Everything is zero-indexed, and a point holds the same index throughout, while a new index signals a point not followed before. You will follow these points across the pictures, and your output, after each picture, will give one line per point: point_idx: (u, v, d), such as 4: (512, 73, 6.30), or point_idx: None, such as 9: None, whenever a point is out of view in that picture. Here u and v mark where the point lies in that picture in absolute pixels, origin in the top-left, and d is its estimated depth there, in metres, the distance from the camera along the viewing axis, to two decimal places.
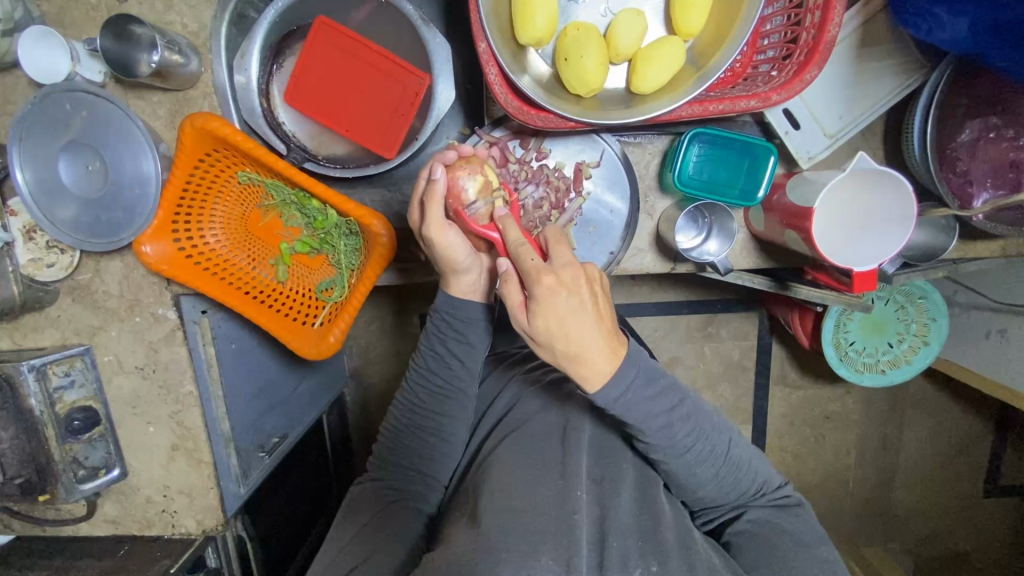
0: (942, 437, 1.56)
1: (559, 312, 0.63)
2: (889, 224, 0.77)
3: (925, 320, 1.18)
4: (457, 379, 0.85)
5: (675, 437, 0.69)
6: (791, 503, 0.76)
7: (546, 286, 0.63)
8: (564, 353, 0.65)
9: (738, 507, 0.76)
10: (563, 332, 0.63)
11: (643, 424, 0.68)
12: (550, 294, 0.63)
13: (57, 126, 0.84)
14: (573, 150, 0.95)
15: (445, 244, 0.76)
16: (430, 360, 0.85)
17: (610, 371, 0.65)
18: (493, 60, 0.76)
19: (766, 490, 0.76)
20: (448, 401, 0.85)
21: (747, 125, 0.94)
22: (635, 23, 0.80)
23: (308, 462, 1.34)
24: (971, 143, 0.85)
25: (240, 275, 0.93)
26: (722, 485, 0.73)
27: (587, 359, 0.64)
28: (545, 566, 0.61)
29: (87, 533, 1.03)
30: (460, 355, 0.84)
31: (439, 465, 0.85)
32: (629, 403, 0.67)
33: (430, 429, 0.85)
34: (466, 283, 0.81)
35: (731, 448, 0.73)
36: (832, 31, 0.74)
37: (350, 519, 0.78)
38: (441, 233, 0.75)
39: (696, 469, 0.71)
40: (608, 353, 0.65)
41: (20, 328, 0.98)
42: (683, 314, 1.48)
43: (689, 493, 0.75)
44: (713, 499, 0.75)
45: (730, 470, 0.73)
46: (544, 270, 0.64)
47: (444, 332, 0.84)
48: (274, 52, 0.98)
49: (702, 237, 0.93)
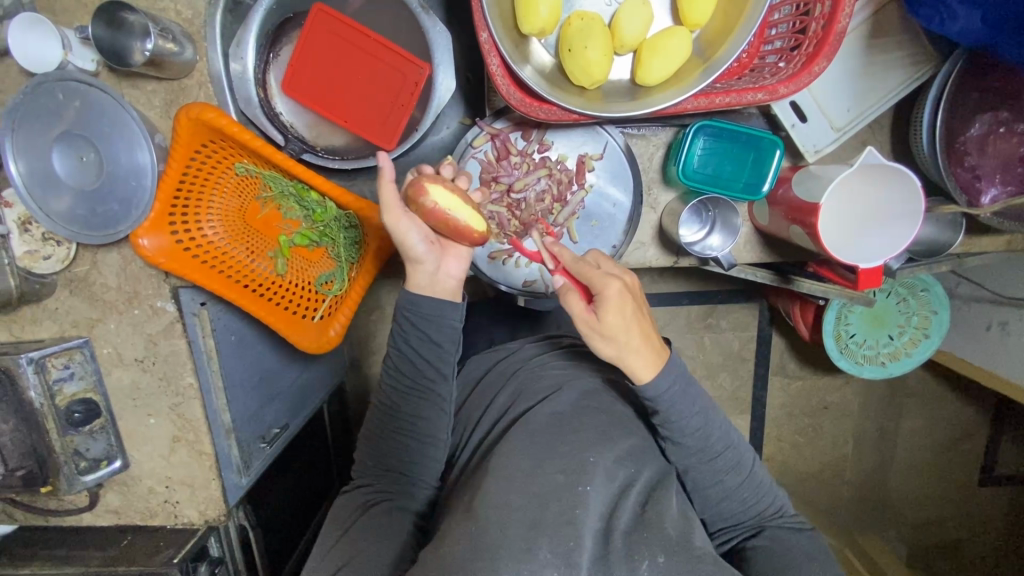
0: (940, 427, 1.57)
1: (623, 311, 0.68)
2: (896, 221, 0.75)
3: (926, 313, 1.17)
4: (427, 379, 0.83)
5: (709, 441, 0.74)
6: (806, 528, 0.77)
7: (615, 288, 0.68)
8: (625, 344, 0.69)
9: (756, 525, 0.76)
10: (627, 326, 0.68)
11: (680, 423, 0.72)
12: (619, 295, 0.68)
13: (48, 116, 0.82)
14: (576, 142, 0.93)
15: (400, 229, 0.79)
16: (398, 361, 0.83)
17: (654, 369, 0.71)
18: (495, 50, 0.74)
19: (783, 513, 0.77)
20: (422, 402, 0.83)
21: (753, 117, 0.92)
22: (640, 14, 0.78)
23: (309, 451, 1.34)
24: (980, 137, 0.84)
25: (238, 267, 0.91)
26: (743, 499, 0.76)
27: (642, 351, 0.69)
28: (544, 561, 0.61)
29: (89, 523, 1.04)
30: (427, 355, 0.82)
31: (420, 467, 0.83)
32: (672, 398, 0.71)
33: (408, 431, 0.83)
34: (426, 275, 0.81)
35: (755, 465, 0.77)
36: (842, 22, 0.72)
37: (335, 526, 0.79)
38: (396, 220, 0.78)
39: (723, 476, 0.75)
40: (657, 349, 0.71)
41: (19, 319, 0.97)
42: (683, 304, 1.48)
43: (710, 507, 0.77)
44: (735, 512, 0.76)
45: (752, 487, 0.76)
46: (611, 276, 0.69)
47: (408, 332, 0.82)
48: (269, 40, 0.96)
49: (705, 231, 0.92)
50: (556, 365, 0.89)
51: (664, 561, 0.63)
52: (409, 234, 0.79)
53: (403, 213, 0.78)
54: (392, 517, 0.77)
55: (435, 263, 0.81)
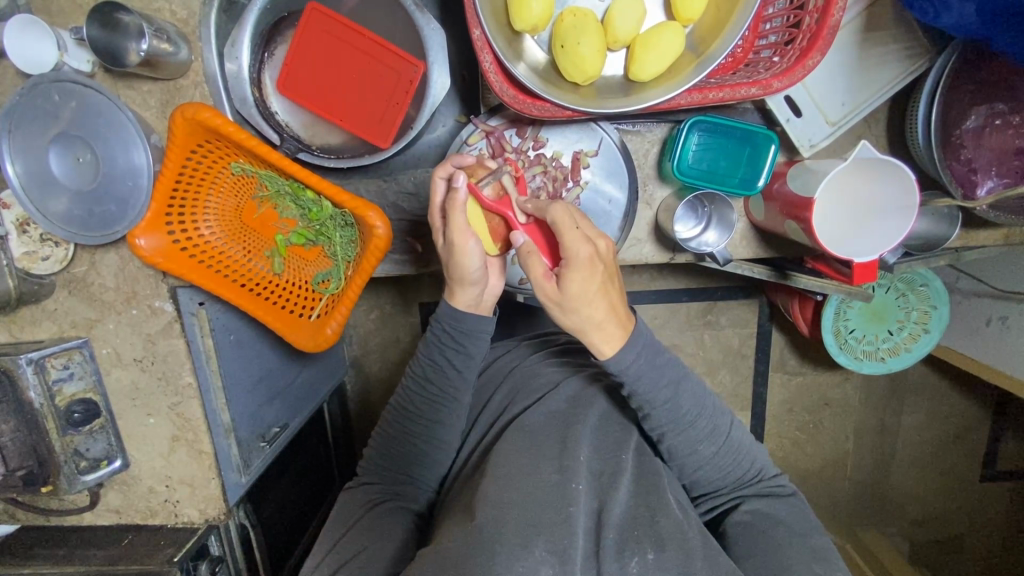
0: (940, 422, 1.56)
1: (591, 282, 0.65)
2: (889, 217, 0.75)
3: (926, 308, 1.17)
4: (452, 388, 0.83)
5: (680, 412, 0.72)
6: (786, 492, 0.76)
7: (587, 254, 0.65)
8: (588, 320, 0.67)
9: (734, 495, 0.77)
10: (592, 300, 0.66)
11: (649, 396, 0.71)
12: (589, 262, 0.65)
13: (45, 117, 0.83)
14: (571, 139, 0.93)
15: (462, 250, 0.75)
16: (427, 368, 0.83)
17: (620, 345, 0.69)
18: (488, 47, 0.74)
19: (761, 477, 0.77)
20: (442, 408, 0.83)
21: (748, 113, 0.92)
22: (633, 8, 0.78)
23: (310, 450, 1.35)
24: (977, 129, 0.84)
25: (235, 267, 0.92)
26: (720, 466, 0.75)
27: (606, 326, 0.68)
28: (539, 559, 0.60)
29: (90, 522, 1.04)
30: (460, 366, 0.82)
31: (425, 468, 0.84)
32: (638, 373, 0.70)
33: (422, 436, 0.83)
34: (472, 296, 0.79)
35: (732, 431, 0.76)
36: (836, 15, 0.72)
37: (338, 524, 0.78)
38: (463, 239, 0.74)
39: (698, 446, 0.74)
40: (623, 322, 0.69)
41: (18, 320, 0.98)
42: (683, 301, 1.48)
43: (688, 475, 0.77)
44: (712, 479, 0.76)
45: (729, 453, 0.75)
46: (585, 241, 0.65)
47: (445, 344, 0.82)
48: (264, 40, 0.96)
49: (701, 227, 0.92)
50: (551, 363, 0.90)
51: (655, 557, 0.63)
52: (470, 258, 0.75)
53: (468, 230, 0.74)
54: (392, 516, 0.77)
55: (483, 285, 0.78)
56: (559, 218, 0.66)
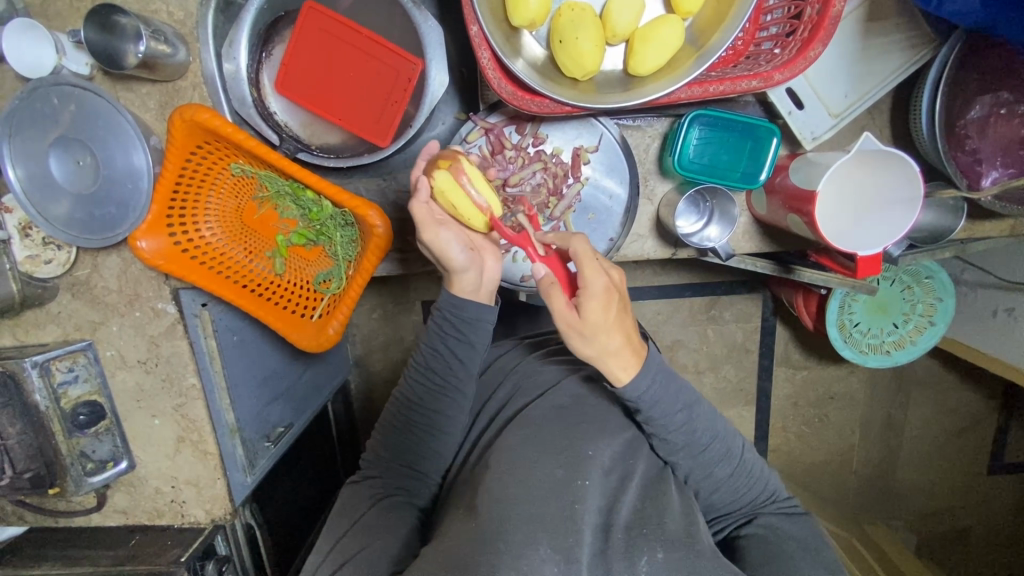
0: (949, 416, 1.55)
1: (609, 309, 0.67)
2: (892, 206, 0.74)
3: (932, 301, 1.17)
4: (455, 378, 0.83)
5: (695, 436, 0.72)
6: (799, 512, 0.76)
7: (604, 283, 0.67)
8: (608, 347, 0.68)
9: (750, 513, 0.76)
10: (610, 329, 0.67)
11: (664, 421, 0.71)
12: (607, 292, 0.67)
13: (45, 121, 0.82)
14: (571, 135, 0.93)
15: (437, 241, 0.77)
16: (429, 356, 0.83)
17: (635, 370, 0.69)
18: (485, 43, 0.73)
19: (776, 497, 0.77)
20: (442, 397, 0.83)
21: (750, 106, 0.91)
22: (631, 4, 0.77)
23: (314, 449, 1.35)
24: (981, 119, 0.82)
25: (237, 268, 0.92)
26: (735, 489, 0.75)
27: (623, 352, 0.68)
28: (544, 556, 0.60)
29: (98, 523, 1.05)
30: (462, 356, 0.82)
31: (428, 462, 0.84)
32: (654, 398, 0.70)
33: (423, 427, 0.83)
34: (466, 281, 0.79)
35: (745, 452, 0.76)
36: (837, 6, 0.71)
37: (342, 517, 0.79)
38: (433, 232, 0.76)
39: (712, 469, 0.74)
40: (638, 348, 0.70)
41: (22, 323, 0.98)
42: (686, 296, 1.47)
43: (703, 498, 0.77)
44: (727, 503, 0.76)
45: (744, 475, 0.75)
46: (601, 271, 0.67)
47: (446, 331, 0.82)
48: (261, 39, 0.96)
49: (703, 223, 0.92)
50: (553, 361, 0.90)
51: (663, 558, 0.63)
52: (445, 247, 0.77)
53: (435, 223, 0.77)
54: (397, 511, 0.77)
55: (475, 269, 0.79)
56: (580, 252, 0.69)
